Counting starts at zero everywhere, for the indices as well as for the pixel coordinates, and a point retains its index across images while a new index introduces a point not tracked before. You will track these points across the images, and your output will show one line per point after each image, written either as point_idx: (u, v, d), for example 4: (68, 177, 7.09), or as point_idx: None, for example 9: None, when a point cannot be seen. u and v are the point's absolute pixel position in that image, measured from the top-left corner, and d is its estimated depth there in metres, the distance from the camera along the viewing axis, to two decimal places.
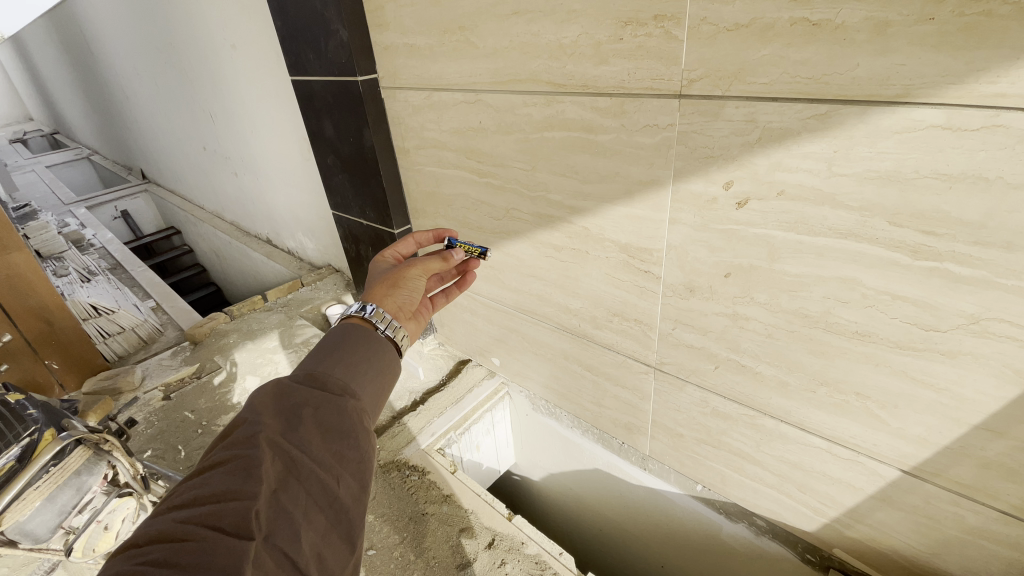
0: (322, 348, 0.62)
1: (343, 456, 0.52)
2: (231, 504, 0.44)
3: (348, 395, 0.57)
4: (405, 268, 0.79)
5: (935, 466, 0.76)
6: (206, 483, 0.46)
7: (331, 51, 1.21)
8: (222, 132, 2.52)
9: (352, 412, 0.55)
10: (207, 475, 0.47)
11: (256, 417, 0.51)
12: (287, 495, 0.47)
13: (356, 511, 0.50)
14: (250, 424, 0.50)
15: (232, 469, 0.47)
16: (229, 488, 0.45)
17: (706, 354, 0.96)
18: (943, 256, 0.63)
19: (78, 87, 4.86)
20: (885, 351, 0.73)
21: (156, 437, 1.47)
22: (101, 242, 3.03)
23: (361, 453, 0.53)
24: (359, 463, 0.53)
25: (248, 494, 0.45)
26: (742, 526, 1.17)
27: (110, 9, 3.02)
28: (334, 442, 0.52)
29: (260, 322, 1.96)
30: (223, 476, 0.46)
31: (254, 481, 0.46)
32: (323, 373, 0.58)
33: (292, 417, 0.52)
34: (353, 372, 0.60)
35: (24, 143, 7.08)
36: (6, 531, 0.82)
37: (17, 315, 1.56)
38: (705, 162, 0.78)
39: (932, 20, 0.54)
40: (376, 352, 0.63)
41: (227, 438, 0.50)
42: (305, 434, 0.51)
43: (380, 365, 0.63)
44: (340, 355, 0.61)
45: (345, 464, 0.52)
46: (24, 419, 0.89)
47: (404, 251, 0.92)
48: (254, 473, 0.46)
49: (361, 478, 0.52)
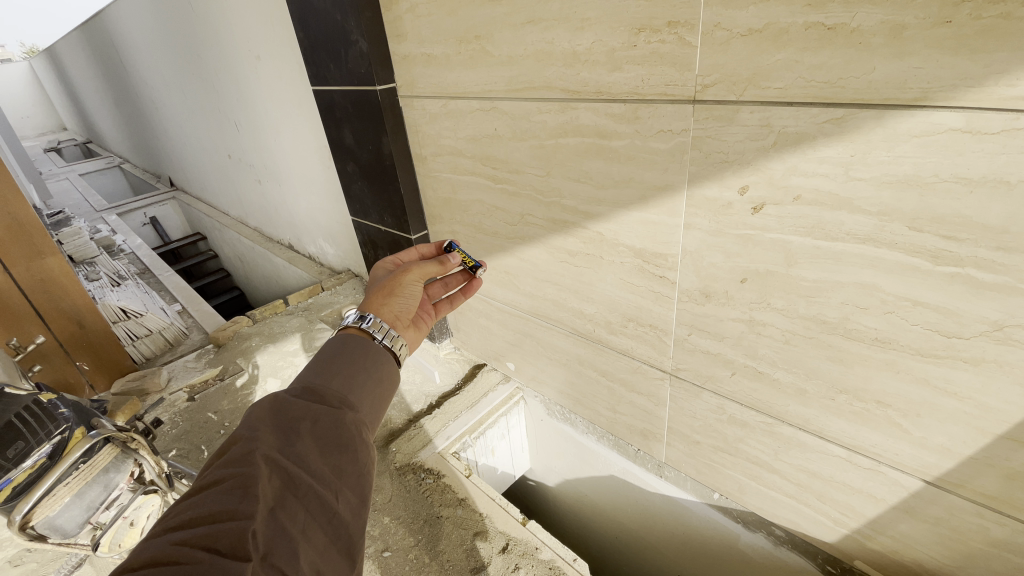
0: (319, 360, 0.63)
1: (342, 471, 0.53)
2: (227, 524, 0.45)
3: (346, 408, 0.58)
4: (401, 274, 0.80)
5: (958, 477, 0.74)
6: (203, 503, 0.46)
7: (351, 61, 1.24)
8: (246, 140, 2.58)
9: (351, 425, 0.57)
10: (203, 495, 0.47)
11: (253, 433, 0.52)
12: (285, 512, 0.47)
13: (356, 526, 0.52)
14: (247, 441, 0.51)
15: (228, 488, 0.47)
16: (226, 507, 0.46)
17: (722, 360, 0.95)
18: (964, 261, 0.62)
19: (110, 98, 5.04)
20: (907, 358, 0.71)
21: (180, 437, 1.51)
22: (131, 248, 3.14)
23: (361, 467, 0.55)
24: (357, 477, 0.54)
25: (244, 513, 0.46)
26: (760, 536, 1.14)
27: (140, 22, 3.13)
28: (332, 457, 0.54)
29: (282, 326, 2.00)
30: (220, 495, 0.47)
31: (250, 499, 0.46)
32: (321, 387, 0.59)
33: (290, 432, 0.53)
34: (351, 384, 0.61)
35: (59, 152, 7.37)
36: (36, 526, 0.86)
37: (50, 317, 1.63)
38: (720, 167, 0.77)
39: (949, 23, 0.53)
40: (374, 362, 0.65)
41: (224, 456, 0.50)
42: (302, 449, 0.52)
43: (378, 376, 0.64)
44: (338, 367, 0.62)
45: (344, 479, 0.53)
46: (55, 417, 0.92)
47: (405, 258, 0.96)
48: (251, 491, 0.47)
49: (359, 492, 0.54)
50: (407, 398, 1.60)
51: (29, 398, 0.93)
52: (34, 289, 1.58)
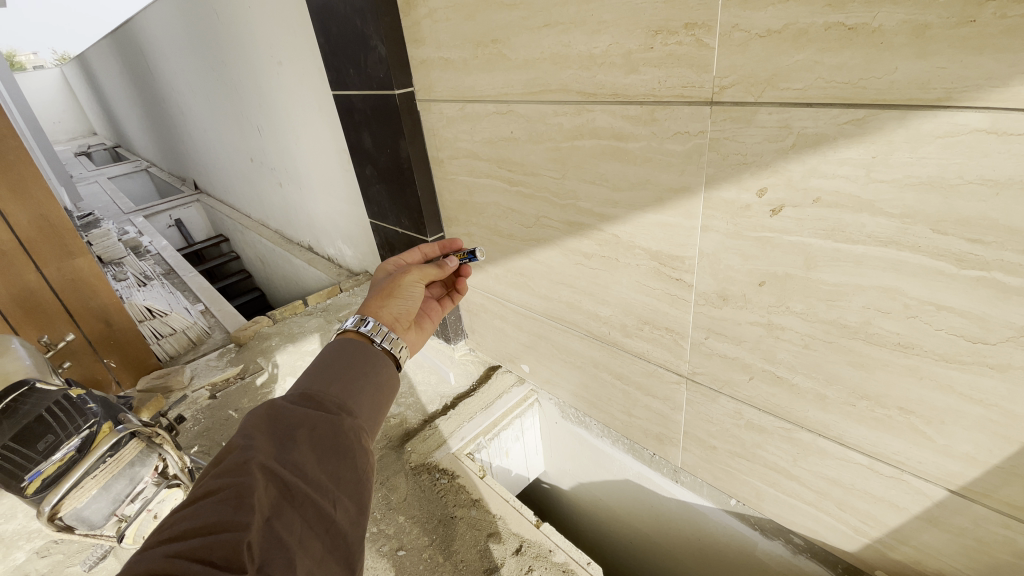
0: (319, 365, 0.64)
1: (341, 478, 0.54)
2: (222, 536, 0.45)
3: (345, 413, 0.59)
4: (402, 276, 0.82)
5: (983, 486, 0.72)
6: (196, 514, 0.46)
7: (370, 66, 1.26)
8: (267, 143, 2.63)
9: (350, 431, 0.57)
10: (198, 505, 0.47)
11: (249, 441, 0.52)
12: (281, 522, 0.48)
13: (354, 534, 0.53)
14: (242, 449, 0.51)
15: (224, 498, 0.47)
16: (220, 519, 0.46)
17: (739, 363, 0.94)
18: (990, 264, 0.60)
19: (138, 104, 5.20)
20: (930, 364, 0.70)
21: (202, 434, 1.54)
22: (157, 249, 3.22)
23: (359, 474, 0.56)
24: (355, 484, 0.55)
25: (240, 524, 0.46)
26: (778, 544, 1.12)
27: (167, 30, 3.22)
28: (331, 465, 0.54)
29: (301, 326, 2.03)
30: (214, 506, 0.47)
31: (247, 510, 0.47)
32: (319, 392, 0.60)
33: (287, 440, 0.54)
34: (350, 390, 0.62)
35: (89, 156, 7.63)
36: (64, 517, 0.90)
37: (79, 315, 1.68)
38: (738, 168, 0.77)
39: (973, 22, 0.52)
40: (375, 367, 0.66)
41: (219, 465, 0.51)
42: (299, 458, 0.53)
43: (378, 380, 0.65)
44: (337, 373, 0.63)
45: (342, 487, 0.54)
46: (84, 412, 0.95)
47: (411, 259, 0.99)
48: (247, 501, 0.47)
49: (357, 500, 0.55)
50: (423, 399, 1.62)
51: (59, 392, 0.96)
52: (66, 288, 1.64)
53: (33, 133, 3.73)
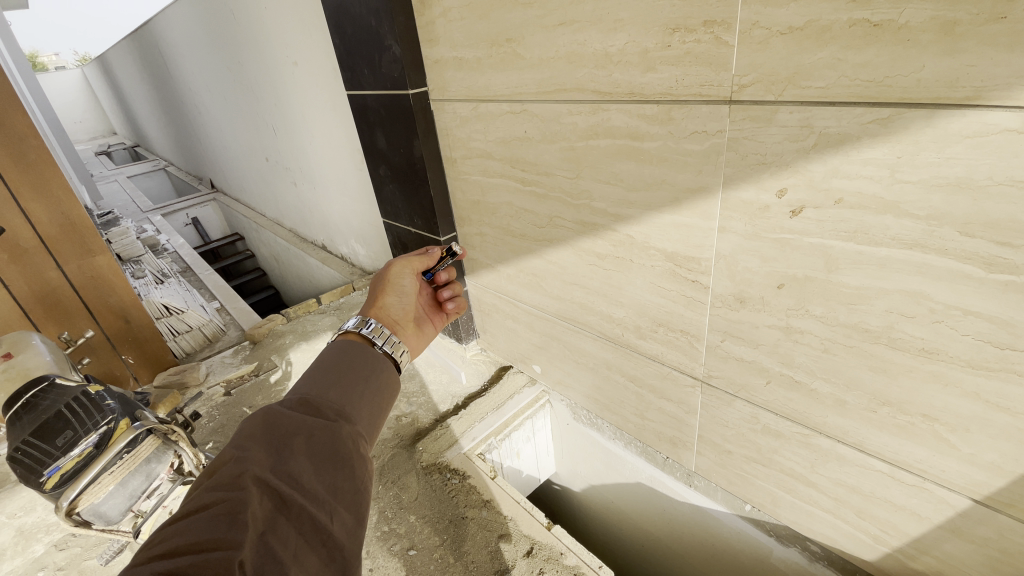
0: (318, 368, 0.64)
1: (338, 489, 0.54)
2: (215, 553, 0.44)
3: (343, 420, 0.59)
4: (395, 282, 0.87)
5: (1010, 496, 0.70)
6: (189, 530, 0.46)
7: (384, 66, 1.26)
8: (283, 142, 2.65)
9: (347, 439, 0.57)
10: (191, 521, 0.47)
11: (243, 452, 0.53)
12: (275, 537, 0.48)
13: (351, 547, 0.52)
14: (237, 461, 0.52)
15: (217, 514, 0.47)
16: (213, 536, 0.46)
17: (757, 367, 0.92)
18: (1019, 268, 0.58)
19: (157, 105, 5.28)
20: (957, 370, 0.68)
21: (216, 430, 1.56)
22: (174, 246, 3.27)
23: (357, 484, 0.55)
24: (353, 495, 0.55)
25: (233, 541, 0.46)
26: (795, 551, 1.10)
27: (186, 31, 3.26)
28: (328, 474, 0.54)
29: (314, 324, 2.05)
30: (206, 521, 0.47)
31: (240, 526, 0.47)
32: (317, 398, 0.60)
33: (283, 450, 0.54)
34: (349, 395, 0.62)
35: (109, 155, 7.80)
36: (82, 513, 0.91)
37: (99, 313, 1.71)
38: (757, 168, 0.75)
39: (1003, 19, 0.50)
40: (376, 371, 0.66)
41: (214, 478, 0.51)
42: (295, 469, 0.52)
43: (378, 384, 0.65)
44: (336, 377, 0.63)
45: (339, 498, 0.54)
46: (102, 409, 0.97)
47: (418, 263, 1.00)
48: (240, 517, 0.47)
49: (355, 511, 0.54)
50: (434, 398, 1.62)
51: (78, 389, 0.99)
52: (85, 286, 1.67)
53: (54, 133, 3.80)
